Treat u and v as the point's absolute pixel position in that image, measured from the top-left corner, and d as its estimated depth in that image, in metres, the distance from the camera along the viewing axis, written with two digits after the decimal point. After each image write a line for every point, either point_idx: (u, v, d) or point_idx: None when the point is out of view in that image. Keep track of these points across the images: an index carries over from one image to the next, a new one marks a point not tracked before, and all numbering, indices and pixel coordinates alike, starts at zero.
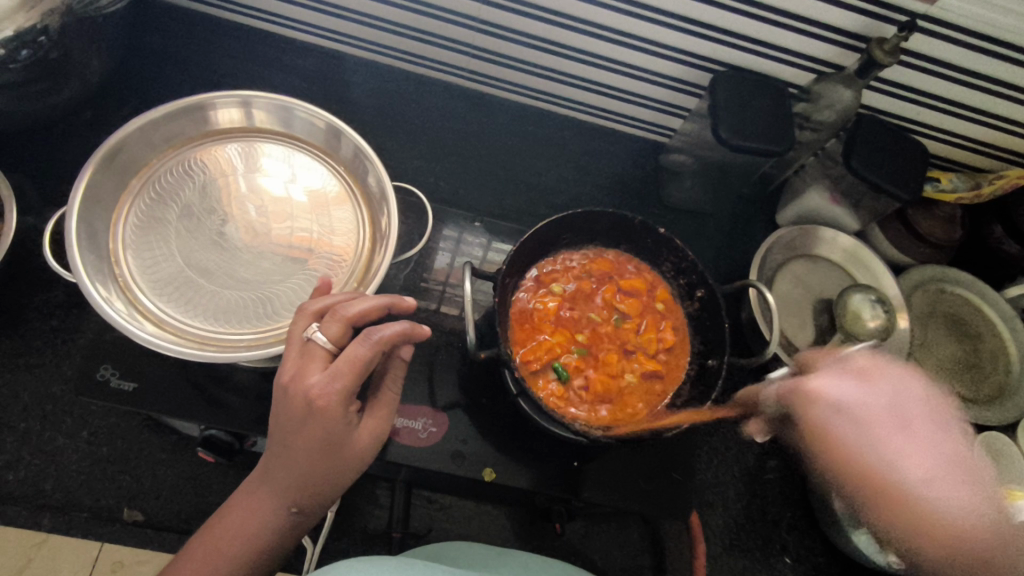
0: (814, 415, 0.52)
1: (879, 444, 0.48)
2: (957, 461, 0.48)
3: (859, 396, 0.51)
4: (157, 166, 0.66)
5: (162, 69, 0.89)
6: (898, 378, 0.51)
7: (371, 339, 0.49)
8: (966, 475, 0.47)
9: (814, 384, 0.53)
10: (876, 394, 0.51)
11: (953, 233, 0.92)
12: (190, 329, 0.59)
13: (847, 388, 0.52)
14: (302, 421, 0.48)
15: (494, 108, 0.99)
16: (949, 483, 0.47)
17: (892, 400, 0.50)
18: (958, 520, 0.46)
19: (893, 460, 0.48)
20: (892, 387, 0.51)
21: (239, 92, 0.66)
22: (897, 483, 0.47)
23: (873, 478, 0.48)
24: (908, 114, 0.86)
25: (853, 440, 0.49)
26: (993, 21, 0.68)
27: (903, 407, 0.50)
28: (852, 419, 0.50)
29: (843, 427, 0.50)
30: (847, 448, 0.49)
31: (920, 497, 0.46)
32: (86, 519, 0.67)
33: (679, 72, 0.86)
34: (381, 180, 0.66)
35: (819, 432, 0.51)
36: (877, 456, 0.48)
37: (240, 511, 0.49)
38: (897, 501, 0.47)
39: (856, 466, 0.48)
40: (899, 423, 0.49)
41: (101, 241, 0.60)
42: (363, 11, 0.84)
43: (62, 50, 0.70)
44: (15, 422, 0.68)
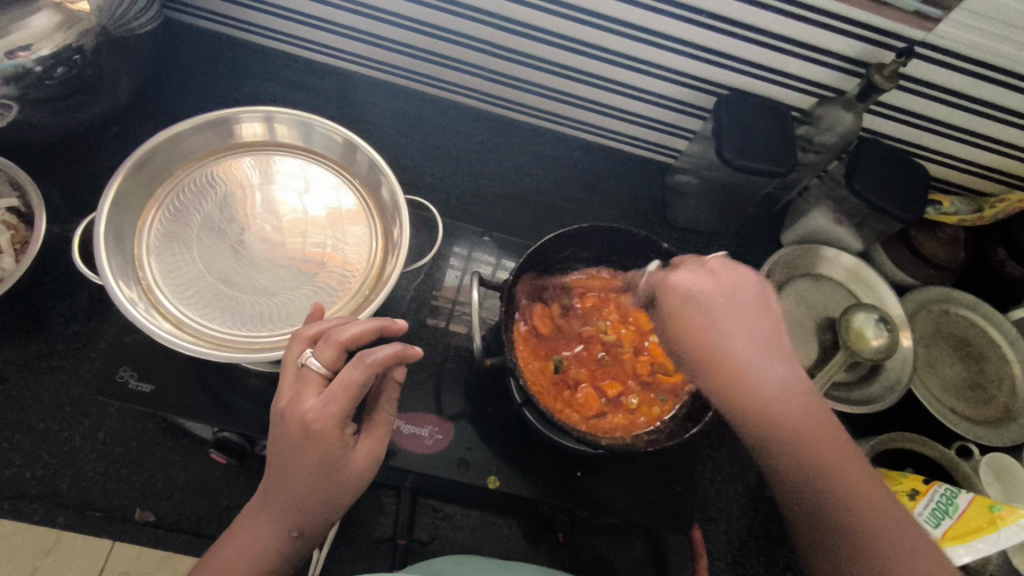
0: (676, 305, 0.47)
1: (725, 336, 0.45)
2: (771, 348, 0.45)
3: (706, 284, 0.47)
4: (183, 176, 0.69)
5: (187, 87, 0.93)
6: (743, 274, 0.48)
7: (365, 362, 0.50)
8: (792, 372, 0.45)
9: (678, 276, 0.48)
10: (718, 282, 0.47)
11: (956, 255, 0.94)
12: (208, 331, 0.62)
13: (698, 279, 0.47)
14: (297, 446, 0.49)
15: (505, 129, 1.02)
16: (782, 361, 0.45)
17: (733, 287, 0.47)
18: (781, 409, 0.43)
19: (737, 339, 0.45)
20: (732, 280, 0.47)
21: (262, 108, 0.69)
22: (742, 367, 0.44)
23: (717, 356, 0.44)
24: (909, 137, 0.88)
25: (709, 325, 0.45)
26: (988, 48, 0.70)
27: (738, 301, 0.46)
28: (729, 307, 0.46)
29: (689, 312, 0.46)
30: (718, 334, 0.45)
31: (765, 384, 0.43)
32: (100, 518, 0.69)
33: (684, 95, 0.88)
34: (394, 193, 0.69)
35: (680, 324, 0.46)
36: (719, 341, 0.45)
37: (240, 538, 0.49)
38: (736, 379, 0.44)
39: (714, 350, 0.45)
40: (737, 311, 0.46)
41: (127, 246, 0.63)
42: (379, 34, 0.88)
43: (94, 68, 0.74)
44: (35, 422, 0.71)
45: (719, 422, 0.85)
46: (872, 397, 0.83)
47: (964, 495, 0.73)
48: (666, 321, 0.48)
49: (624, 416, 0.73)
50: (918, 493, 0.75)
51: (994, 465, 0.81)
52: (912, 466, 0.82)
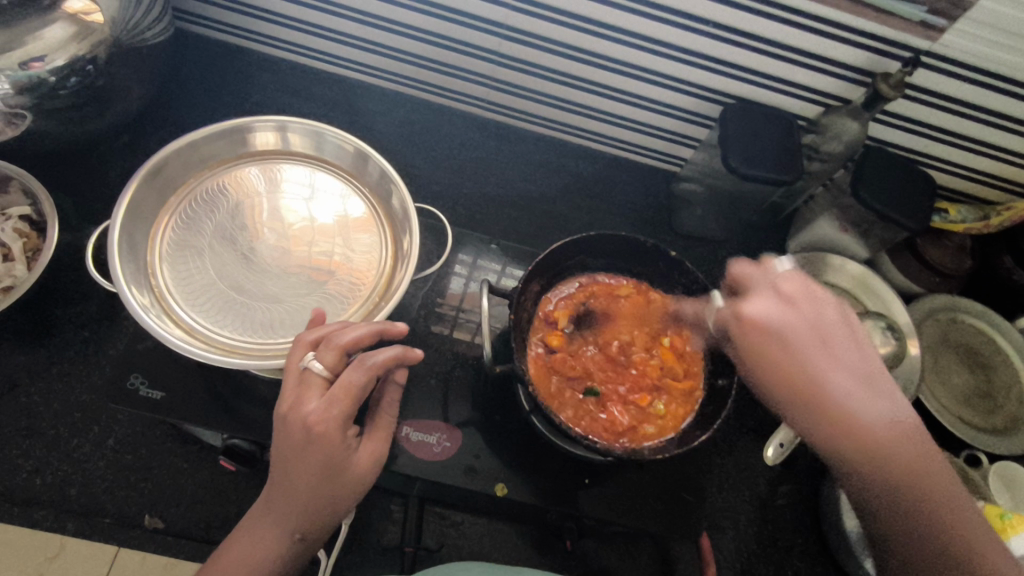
0: (756, 339, 0.48)
1: (814, 367, 0.46)
2: (866, 377, 0.47)
3: (785, 315, 0.48)
4: (195, 184, 0.69)
5: (197, 96, 0.94)
6: (821, 302, 0.49)
7: (366, 365, 0.51)
8: (884, 396, 0.46)
9: (754, 307, 0.49)
10: (799, 313, 0.48)
11: (963, 263, 0.93)
12: (219, 338, 0.62)
13: (776, 310, 0.49)
14: (300, 448, 0.49)
15: (512, 137, 1.03)
16: (877, 392, 0.46)
17: (816, 317, 0.48)
18: (883, 436, 0.45)
19: (835, 376, 0.46)
20: (815, 313, 0.48)
21: (275, 117, 0.69)
22: (837, 400, 0.45)
23: (813, 391, 0.46)
24: (915, 146, 0.89)
25: (801, 356, 0.47)
26: (993, 57, 0.71)
27: (821, 325, 0.48)
28: (817, 345, 0.47)
29: (772, 346, 0.48)
30: (811, 370, 0.46)
31: (862, 422, 0.45)
32: (109, 525, 0.69)
33: (690, 104, 0.89)
34: (404, 201, 0.69)
35: (762, 358, 0.48)
36: (811, 372, 0.46)
37: (244, 542, 0.50)
38: (835, 416, 0.45)
39: (805, 384, 0.46)
40: (821, 337, 0.47)
41: (140, 253, 0.64)
42: (388, 45, 0.89)
43: (107, 79, 0.75)
44: (45, 428, 0.71)
45: (727, 430, 0.85)
46: None
47: (973, 503, 0.71)
48: (744, 349, 0.50)
49: (652, 424, 0.73)
50: None
51: (1002, 471, 0.81)
52: None
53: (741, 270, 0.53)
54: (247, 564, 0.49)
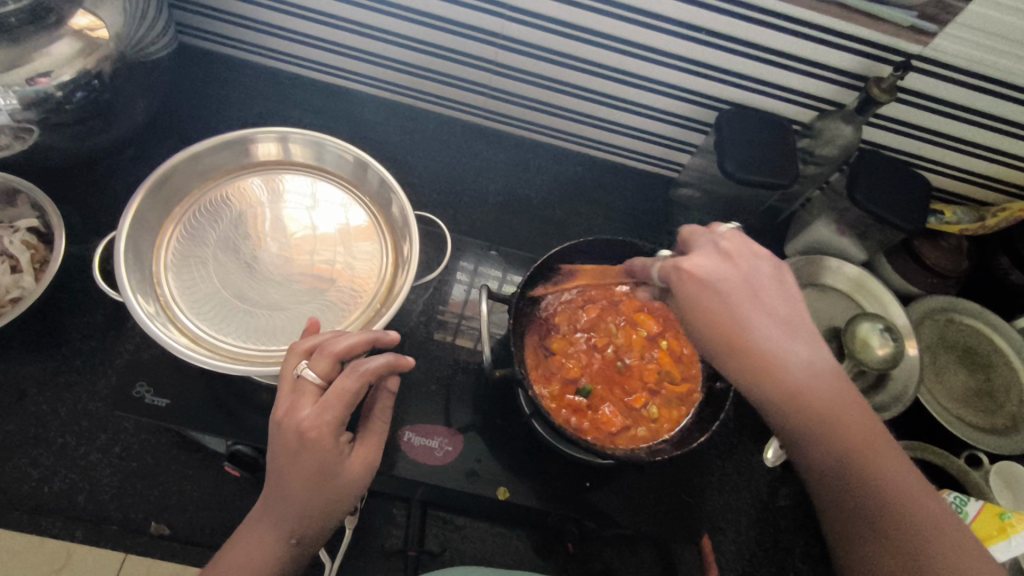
0: (693, 292, 0.52)
1: (744, 316, 0.51)
2: (795, 329, 0.51)
3: (724, 270, 0.53)
4: (199, 195, 0.71)
5: (200, 109, 0.96)
6: (757, 259, 0.54)
7: (359, 370, 0.52)
8: (813, 346, 0.50)
9: (692, 262, 0.54)
10: (734, 269, 0.53)
11: (960, 263, 0.93)
12: (223, 346, 0.63)
13: (714, 265, 0.53)
14: (294, 455, 0.50)
15: (510, 146, 1.04)
16: (804, 341, 0.50)
17: (748, 273, 0.53)
18: (806, 381, 0.49)
19: (766, 326, 0.50)
20: (748, 268, 0.53)
21: (276, 128, 0.71)
22: (762, 344, 0.50)
23: (742, 337, 0.50)
24: (909, 148, 0.90)
25: (733, 305, 0.51)
26: (983, 60, 0.72)
27: (752, 281, 0.52)
28: (750, 298, 0.51)
29: (708, 296, 0.52)
30: (741, 317, 0.51)
31: (789, 367, 0.49)
32: (116, 531, 0.70)
33: (686, 110, 0.90)
34: (404, 209, 0.70)
35: (697, 309, 0.52)
36: (740, 322, 0.50)
37: (239, 548, 0.51)
38: (762, 359, 0.49)
39: (736, 330, 0.50)
40: (753, 292, 0.52)
41: (146, 263, 0.65)
42: (387, 56, 0.91)
43: (112, 93, 0.77)
44: (53, 437, 0.72)
45: (726, 432, 0.85)
46: (876, 408, 0.83)
47: (974, 503, 0.71)
48: (688, 306, 0.53)
49: (645, 426, 0.74)
50: None
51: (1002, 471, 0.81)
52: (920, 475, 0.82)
53: (688, 230, 0.58)
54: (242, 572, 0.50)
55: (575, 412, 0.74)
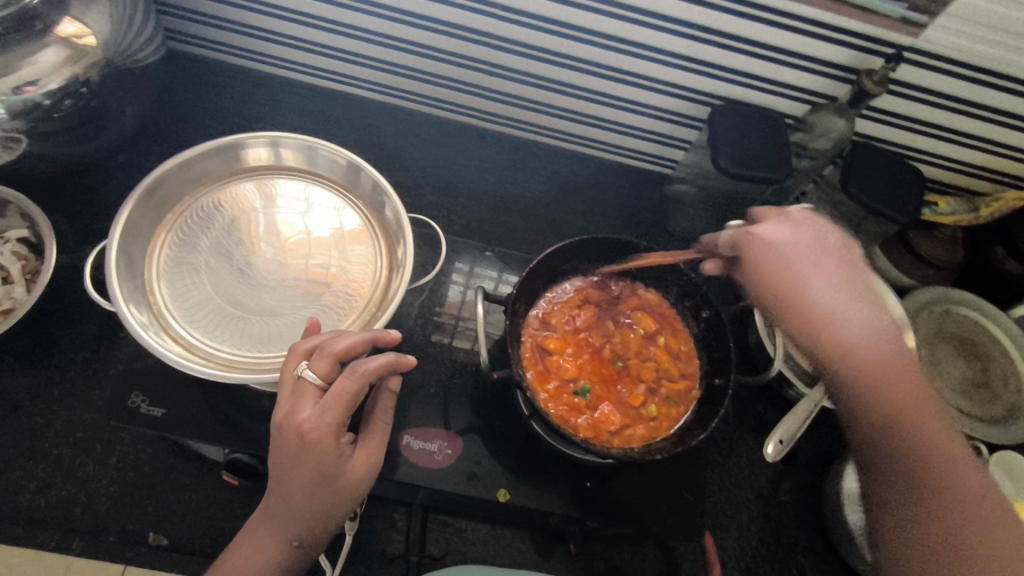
0: (756, 253, 0.61)
1: (800, 272, 0.58)
2: (856, 297, 0.58)
3: (790, 236, 0.60)
4: (190, 202, 0.70)
5: (191, 115, 0.95)
6: (827, 232, 0.61)
7: (358, 371, 0.52)
8: (870, 312, 0.57)
9: (765, 228, 0.62)
10: (803, 236, 0.61)
11: (956, 254, 0.94)
12: (218, 354, 0.62)
13: (782, 231, 0.61)
14: (295, 457, 0.51)
15: (503, 145, 1.04)
16: (864, 308, 0.57)
17: (815, 240, 0.60)
18: (850, 333, 0.55)
19: (819, 284, 0.58)
20: (806, 236, 0.60)
21: (267, 133, 0.70)
22: (811, 298, 0.57)
23: (800, 297, 0.57)
24: (902, 141, 0.90)
25: (788, 267, 0.59)
26: (974, 50, 0.72)
27: (821, 248, 0.60)
28: (792, 261, 0.59)
29: (773, 259, 0.60)
30: (800, 282, 0.58)
31: (846, 330, 0.56)
32: (114, 543, 0.69)
33: (678, 106, 0.90)
34: (398, 213, 0.70)
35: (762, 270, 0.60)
36: (799, 278, 0.58)
37: (246, 549, 0.52)
38: (820, 320, 0.56)
39: (800, 294, 0.57)
40: (816, 259, 0.59)
41: (138, 271, 0.64)
42: (378, 57, 0.90)
43: (100, 100, 0.76)
44: (49, 448, 0.71)
45: (725, 430, 0.85)
46: None
47: None
48: (750, 263, 0.61)
49: (645, 425, 0.73)
50: None
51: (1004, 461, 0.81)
52: None
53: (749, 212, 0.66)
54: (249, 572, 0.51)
55: (575, 411, 0.73)
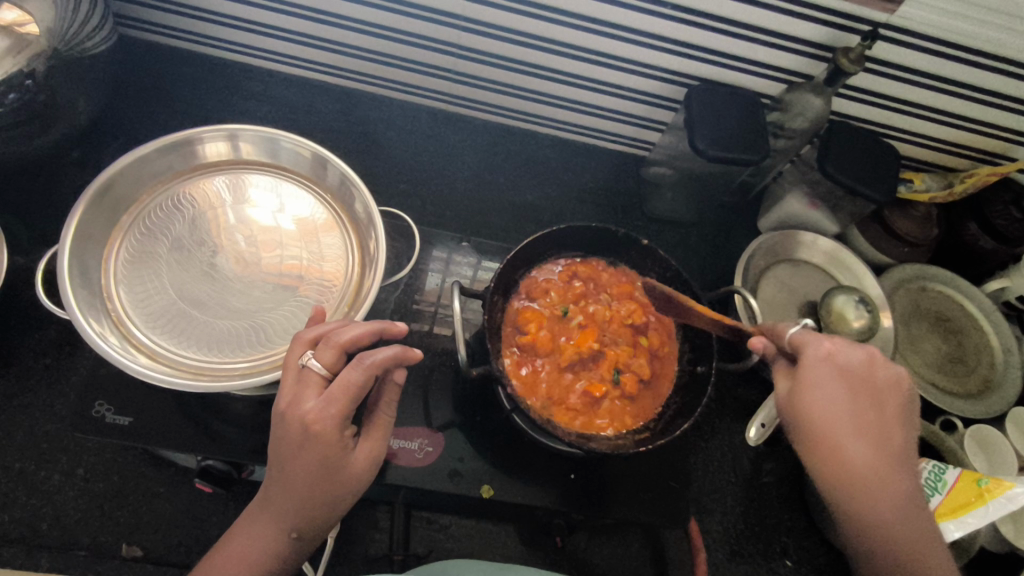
0: (808, 371, 0.53)
1: (850, 420, 0.51)
2: (897, 469, 0.50)
3: (846, 364, 0.53)
4: (147, 202, 0.67)
5: (149, 106, 0.90)
6: (886, 372, 0.53)
7: (364, 363, 0.51)
8: (899, 474, 0.50)
9: (816, 348, 0.54)
10: (861, 371, 0.53)
11: (929, 230, 0.92)
12: (183, 360, 0.60)
13: (842, 357, 0.53)
14: (297, 447, 0.50)
15: (475, 129, 1.01)
16: (900, 481, 0.50)
17: (878, 381, 0.53)
18: (890, 496, 0.49)
19: (863, 444, 0.50)
20: (859, 368, 0.53)
21: (224, 126, 0.67)
22: (845, 445, 0.50)
23: (834, 446, 0.50)
24: (878, 119, 0.89)
25: (833, 408, 0.51)
26: (950, 27, 0.71)
27: (877, 390, 0.52)
28: (835, 390, 0.52)
29: (824, 390, 0.52)
30: (829, 422, 0.51)
31: (864, 477, 0.49)
32: (85, 557, 0.66)
33: (655, 87, 0.88)
34: (368, 207, 0.67)
35: (802, 387, 0.53)
36: (852, 429, 0.51)
37: (244, 537, 0.51)
38: (839, 471, 0.50)
39: (829, 444, 0.50)
40: (837, 391, 0.52)
41: (93, 277, 0.61)
42: (345, 42, 0.87)
43: (49, 93, 0.71)
44: (11, 463, 0.68)
45: (708, 413, 0.86)
46: None
47: (952, 471, 0.73)
48: (800, 382, 0.53)
49: (613, 412, 0.73)
50: None
51: (976, 436, 0.81)
52: None
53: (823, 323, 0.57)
54: (243, 566, 0.50)
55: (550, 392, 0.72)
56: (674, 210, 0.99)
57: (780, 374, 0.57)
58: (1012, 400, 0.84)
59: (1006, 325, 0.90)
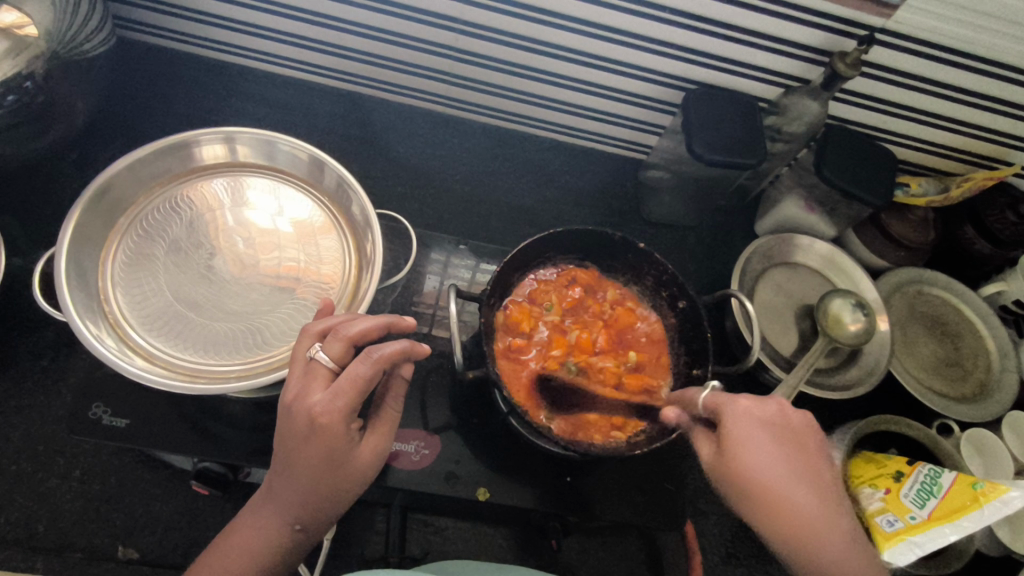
0: (736, 430, 0.50)
1: (766, 475, 0.48)
2: (834, 525, 0.47)
3: (758, 420, 0.50)
4: (145, 204, 0.67)
5: (147, 108, 0.91)
6: (798, 418, 0.52)
7: (372, 357, 0.50)
8: (844, 528, 0.47)
9: (739, 405, 0.51)
10: (769, 426, 0.50)
11: (927, 235, 0.94)
12: (180, 362, 0.60)
13: (757, 412, 0.51)
14: (304, 439, 0.50)
15: (474, 131, 1.01)
16: (846, 536, 0.47)
17: (785, 437, 0.50)
18: (843, 556, 0.45)
19: (802, 497, 0.47)
20: (771, 420, 0.51)
21: (222, 128, 0.67)
22: (787, 501, 0.47)
23: (775, 503, 0.47)
24: (874, 123, 0.89)
25: (764, 466, 0.48)
26: (945, 32, 0.71)
27: (799, 439, 0.51)
28: (761, 444, 0.49)
29: (750, 449, 0.49)
30: (763, 475, 0.48)
31: (814, 533, 0.46)
32: (81, 559, 0.66)
33: (653, 91, 0.88)
34: (366, 210, 0.68)
35: (731, 450, 0.50)
36: (787, 485, 0.48)
37: (248, 528, 0.51)
38: (790, 529, 0.46)
39: (773, 497, 0.47)
40: (766, 447, 0.49)
41: (90, 280, 0.61)
42: (344, 45, 0.87)
43: (48, 95, 0.71)
44: (7, 464, 0.68)
45: None
46: (849, 382, 0.84)
47: (947, 474, 0.73)
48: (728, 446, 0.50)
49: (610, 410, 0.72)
50: (904, 473, 0.76)
51: (971, 439, 0.82)
52: (895, 447, 0.82)
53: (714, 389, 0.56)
54: (245, 557, 0.49)
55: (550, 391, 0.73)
56: (671, 213, 0.99)
57: (703, 440, 0.54)
58: (1009, 403, 0.84)
59: (1003, 329, 0.89)
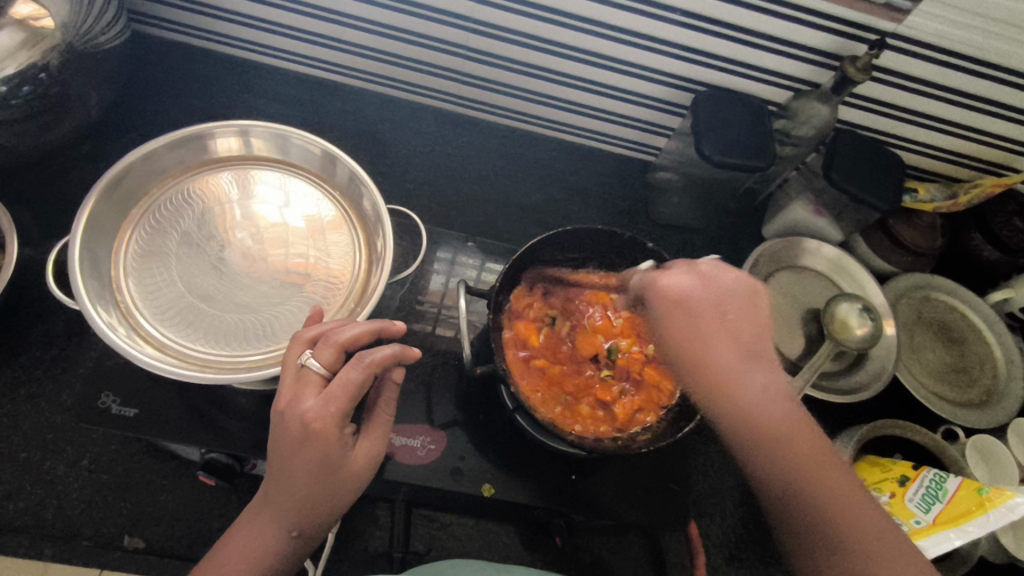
0: (663, 304, 0.55)
1: (701, 334, 0.53)
2: (753, 361, 0.52)
3: (694, 287, 0.55)
4: (158, 195, 0.67)
5: (160, 102, 0.91)
6: (728, 279, 0.55)
7: (364, 362, 0.51)
8: (758, 374, 0.52)
9: (668, 279, 0.56)
10: (712, 289, 0.54)
11: (934, 240, 0.93)
12: (190, 353, 0.60)
13: (686, 282, 0.55)
14: (298, 445, 0.49)
15: (482, 130, 1.02)
16: (763, 373, 0.52)
17: (723, 294, 0.54)
18: (747, 395, 0.50)
19: (721, 350, 0.52)
20: (698, 285, 0.55)
21: (236, 121, 0.68)
22: (710, 357, 0.52)
23: (697, 356, 0.52)
24: (884, 128, 0.89)
25: (686, 327, 0.53)
26: (956, 37, 0.71)
27: (726, 299, 0.54)
28: (681, 310, 0.54)
29: (674, 315, 0.54)
30: (680, 335, 0.53)
31: (723, 381, 0.51)
32: (88, 547, 0.67)
33: (663, 93, 0.89)
34: (376, 204, 0.68)
35: (672, 320, 0.54)
36: (709, 342, 0.52)
37: (243, 539, 0.50)
38: (711, 381, 0.51)
39: (697, 355, 0.52)
40: (704, 314, 0.53)
41: (103, 269, 0.62)
42: (357, 42, 0.88)
43: (63, 86, 0.72)
44: (16, 452, 0.69)
45: None
46: (856, 387, 0.84)
47: (953, 479, 0.73)
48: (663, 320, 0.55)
49: (610, 416, 0.73)
50: (909, 478, 0.76)
51: (978, 446, 0.81)
52: (901, 452, 0.82)
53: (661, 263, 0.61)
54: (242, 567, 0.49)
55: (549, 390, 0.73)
56: (679, 215, 0.99)
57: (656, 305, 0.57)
58: (1015, 410, 0.84)
59: (1009, 336, 0.90)
